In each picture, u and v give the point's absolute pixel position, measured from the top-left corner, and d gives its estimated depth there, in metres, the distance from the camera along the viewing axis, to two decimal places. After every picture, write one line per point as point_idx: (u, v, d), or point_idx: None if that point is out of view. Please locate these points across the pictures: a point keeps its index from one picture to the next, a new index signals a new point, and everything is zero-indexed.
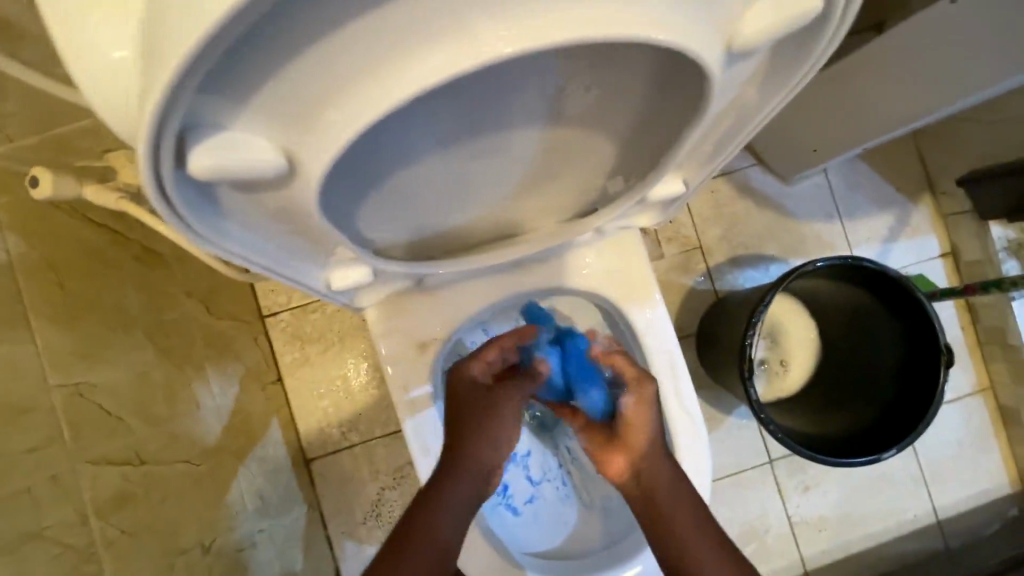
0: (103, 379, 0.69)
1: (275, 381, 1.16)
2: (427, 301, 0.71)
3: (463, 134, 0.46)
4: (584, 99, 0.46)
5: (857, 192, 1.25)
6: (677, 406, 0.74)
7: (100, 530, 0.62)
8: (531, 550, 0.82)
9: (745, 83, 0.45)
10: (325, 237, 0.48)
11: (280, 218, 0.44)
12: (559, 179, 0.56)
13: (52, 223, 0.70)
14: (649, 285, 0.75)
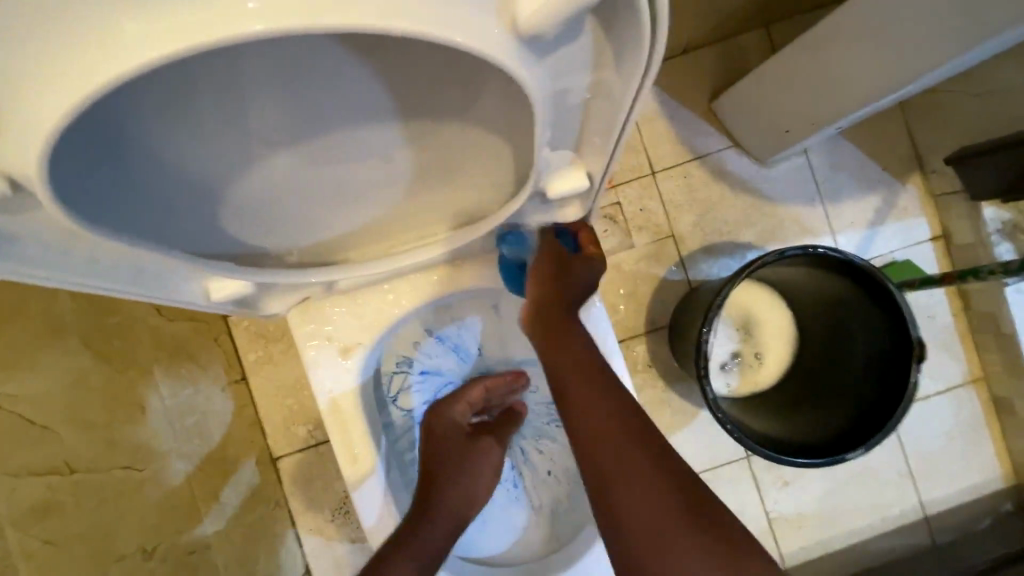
0: (28, 388, 0.68)
1: (238, 380, 1.16)
2: (350, 304, 0.70)
3: (295, 128, 0.44)
4: (424, 89, 0.42)
5: (841, 173, 1.18)
6: None
7: (18, 542, 0.61)
8: (476, 556, 0.79)
9: (587, 66, 0.40)
10: (155, 259, 0.46)
11: (86, 246, 0.43)
12: (443, 177, 0.53)
13: None
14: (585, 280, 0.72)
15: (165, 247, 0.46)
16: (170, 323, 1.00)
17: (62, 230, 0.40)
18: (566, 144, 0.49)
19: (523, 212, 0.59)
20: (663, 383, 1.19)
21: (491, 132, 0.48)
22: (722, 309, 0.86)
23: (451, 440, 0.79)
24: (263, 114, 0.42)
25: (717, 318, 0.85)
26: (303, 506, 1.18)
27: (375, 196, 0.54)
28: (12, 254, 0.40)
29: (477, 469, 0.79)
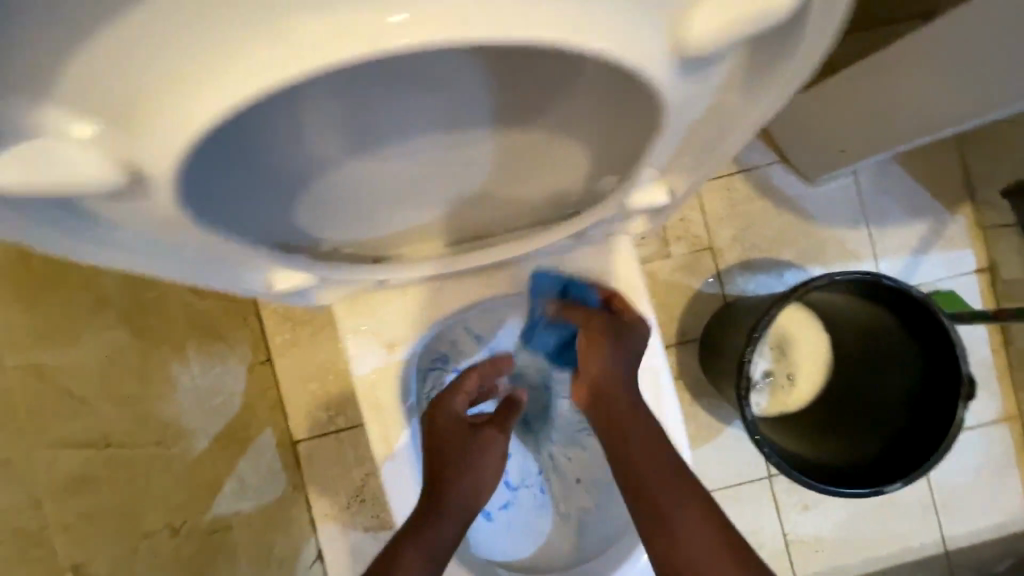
0: (70, 360, 0.69)
1: (264, 361, 1.16)
2: (397, 300, 0.69)
3: (371, 135, 0.44)
4: (543, 101, 0.44)
5: (889, 197, 1.15)
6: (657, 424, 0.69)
7: (56, 514, 0.61)
8: (502, 557, 0.80)
9: (720, 88, 0.42)
10: (214, 251, 0.47)
11: (148, 237, 0.44)
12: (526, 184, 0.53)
13: None
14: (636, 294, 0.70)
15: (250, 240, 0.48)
16: (203, 300, 1.00)
17: (132, 219, 0.41)
18: (662, 157, 0.49)
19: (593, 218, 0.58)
20: (690, 397, 1.17)
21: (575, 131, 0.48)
22: (768, 329, 0.84)
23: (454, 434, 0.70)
24: (402, 120, 0.44)
25: (762, 338, 0.83)
26: (320, 491, 1.18)
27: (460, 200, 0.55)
28: (103, 239, 0.43)
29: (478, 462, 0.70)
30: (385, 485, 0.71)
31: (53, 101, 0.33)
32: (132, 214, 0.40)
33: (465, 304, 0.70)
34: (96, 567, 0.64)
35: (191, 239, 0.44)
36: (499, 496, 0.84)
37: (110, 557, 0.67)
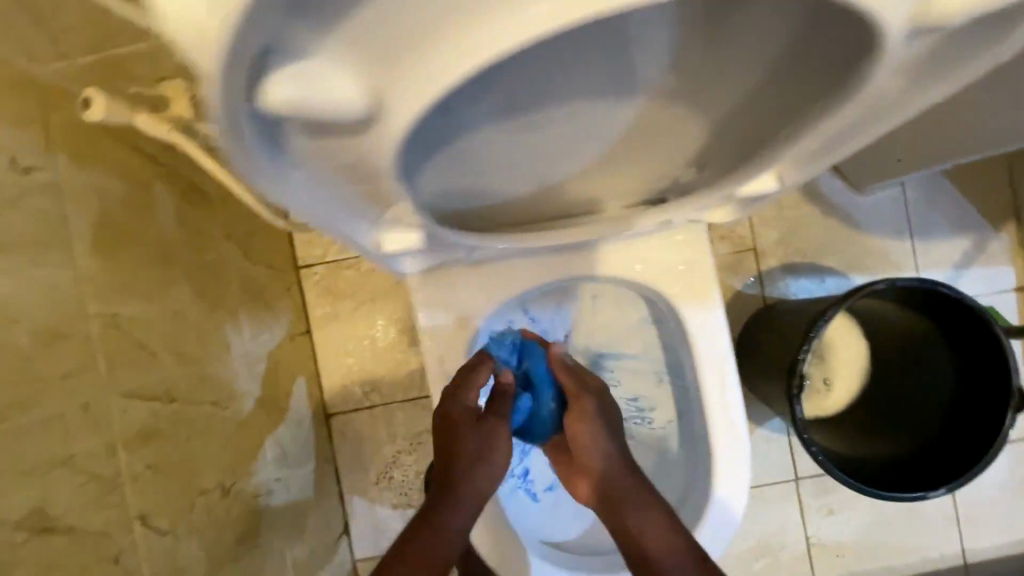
0: (142, 313, 0.69)
1: (304, 332, 1.16)
2: (473, 275, 0.70)
3: (537, 86, 0.47)
4: (700, 61, 0.48)
5: (935, 210, 1.16)
6: (722, 416, 0.70)
7: (126, 464, 0.62)
8: (548, 539, 0.81)
9: (900, 83, 0.43)
10: (378, 199, 0.47)
11: (337, 174, 0.43)
12: (637, 151, 0.58)
13: (103, 146, 0.68)
14: (708, 284, 0.70)
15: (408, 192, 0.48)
16: (254, 267, 1.00)
17: (336, 154, 0.41)
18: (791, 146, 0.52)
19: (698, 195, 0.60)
20: None
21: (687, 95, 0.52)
22: (824, 331, 0.85)
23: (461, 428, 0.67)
24: (586, 74, 0.48)
25: (818, 339, 0.84)
26: (350, 465, 1.19)
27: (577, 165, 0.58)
28: (282, 173, 0.41)
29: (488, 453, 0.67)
30: None
31: (336, 29, 0.33)
32: (340, 150, 0.41)
33: (538, 284, 0.70)
34: (158, 518, 0.65)
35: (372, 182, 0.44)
36: (544, 477, 0.85)
37: (170, 510, 0.68)
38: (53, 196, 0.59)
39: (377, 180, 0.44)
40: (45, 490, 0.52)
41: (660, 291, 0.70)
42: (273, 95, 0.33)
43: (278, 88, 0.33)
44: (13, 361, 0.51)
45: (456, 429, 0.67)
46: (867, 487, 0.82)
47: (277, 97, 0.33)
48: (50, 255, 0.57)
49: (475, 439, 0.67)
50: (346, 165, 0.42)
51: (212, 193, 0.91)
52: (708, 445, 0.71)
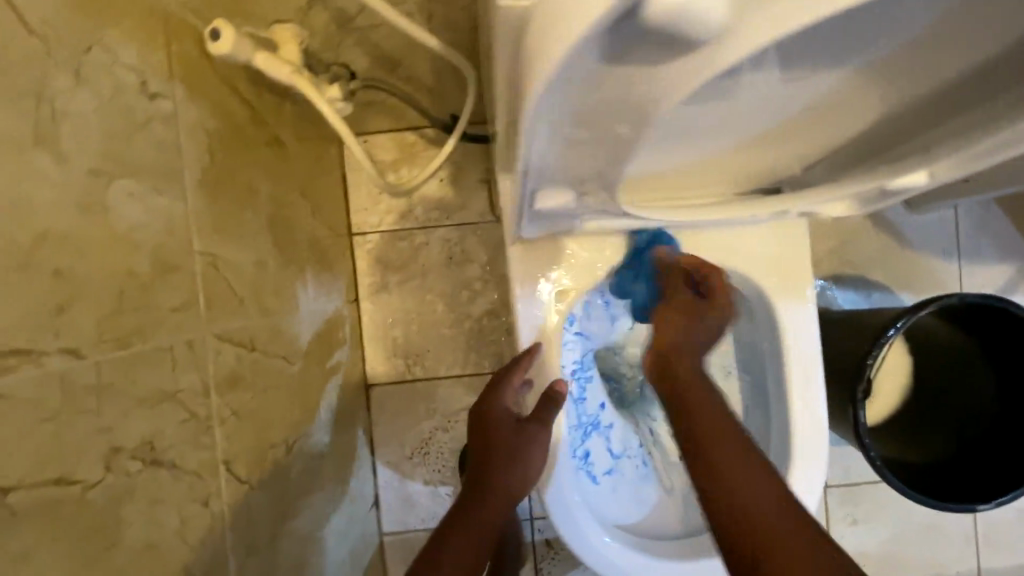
0: (234, 257, 0.68)
1: (352, 300, 1.15)
2: (575, 249, 0.76)
3: (802, 44, 0.42)
4: (975, 34, 0.43)
5: (983, 236, 1.18)
6: (803, 404, 0.74)
7: (217, 407, 0.61)
8: (612, 521, 0.82)
9: None
10: (603, 141, 0.43)
11: (602, 104, 0.38)
12: (824, 118, 0.54)
13: (213, 83, 0.66)
14: (800, 279, 0.74)
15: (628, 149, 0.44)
16: (317, 228, 0.99)
17: (626, 84, 0.35)
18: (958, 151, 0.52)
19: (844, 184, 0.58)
20: None
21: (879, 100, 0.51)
22: (893, 339, 0.86)
23: (500, 431, 0.74)
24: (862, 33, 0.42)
25: (888, 347, 0.85)
26: (385, 437, 1.18)
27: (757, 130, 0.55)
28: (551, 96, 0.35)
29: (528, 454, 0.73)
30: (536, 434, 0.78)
31: None
32: (639, 79, 0.35)
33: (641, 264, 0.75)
34: (237, 466, 0.64)
35: (624, 119, 0.39)
36: (603, 461, 0.86)
37: (248, 459, 0.67)
38: (173, 125, 0.57)
39: (631, 116, 0.39)
40: (153, 426, 0.50)
41: (754, 280, 0.74)
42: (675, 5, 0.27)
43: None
44: (137, 287, 0.50)
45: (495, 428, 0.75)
46: (922, 495, 0.86)
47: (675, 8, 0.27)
48: (169, 185, 0.56)
49: (514, 439, 0.74)
50: (624, 95, 0.37)
51: (289, 147, 0.90)
52: (786, 430, 0.74)
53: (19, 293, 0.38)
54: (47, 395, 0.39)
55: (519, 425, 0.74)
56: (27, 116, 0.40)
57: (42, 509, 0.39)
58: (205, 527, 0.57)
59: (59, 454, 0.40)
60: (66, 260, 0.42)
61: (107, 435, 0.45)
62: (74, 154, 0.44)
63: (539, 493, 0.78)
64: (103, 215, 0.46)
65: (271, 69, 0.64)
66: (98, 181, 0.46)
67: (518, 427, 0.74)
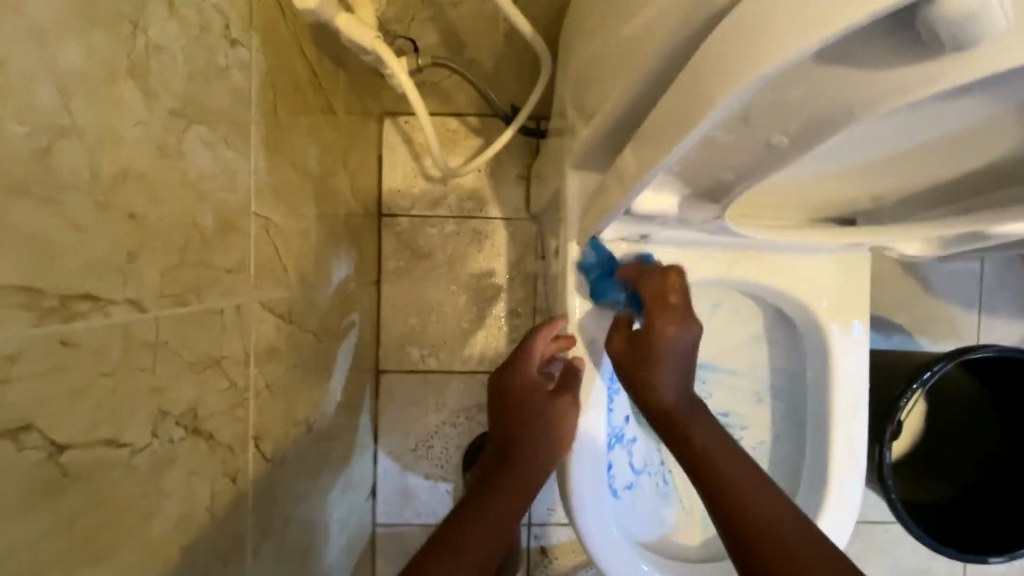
0: (283, 222, 0.65)
1: (374, 282, 1.12)
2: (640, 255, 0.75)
3: (962, 107, 0.40)
4: None
5: (1005, 292, 1.20)
6: (845, 436, 0.77)
7: (254, 378, 0.58)
8: (632, 537, 0.82)
9: None
10: (750, 146, 0.44)
11: (778, 104, 0.39)
12: (933, 177, 0.53)
13: (285, 39, 0.63)
14: (853, 311, 0.76)
15: (768, 165, 0.45)
16: (352, 204, 0.96)
17: (817, 88, 0.36)
18: None
19: (928, 225, 0.55)
20: None
21: (985, 165, 0.49)
22: (927, 384, 0.84)
23: (533, 398, 0.71)
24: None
25: (921, 392, 0.84)
26: (391, 426, 1.14)
27: (865, 176, 0.55)
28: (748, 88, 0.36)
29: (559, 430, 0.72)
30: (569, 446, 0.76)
31: None
32: (834, 87, 0.36)
33: (702, 277, 0.75)
34: (264, 443, 0.61)
35: (787, 128, 0.41)
36: (625, 476, 0.84)
37: (274, 435, 0.64)
38: (247, 76, 0.54)
39: (798, 127, 0.40)
40: (198, 392, 0.47)
41: (813, 308, 0.76)
42: (956, 8, 0.28)
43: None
44: (200, 242, 0.46)
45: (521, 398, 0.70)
46: (938, 544, 0.88)
47: (952, 11, 0.28)
48: (238, 139, 0.53)
49: (550, 409, 0.71)
50: (807, 100, 0.38)
51: (339, 117, 0.87)
52: (824, 456, 0.78)
53: (95, 234, 0.35)
54: (109, 347, 0.36)
55: (552, 393, 0.72)
56: (125, 42, 0.37)
57: (91, 473, 0.35)
58: (233, 504, 0.54)
59: (112, 414, 0.36)
60: (142, 204, 0.39)
61: (157, 397, 0.41)
62: (161, 90, 0.41)
63: (568, 512, 0.76)
64: (179, 160, 0.43)
65: (353, 33, 0.65)
66: (177, 124, 0.43)
67: (553, 397, 0.72)
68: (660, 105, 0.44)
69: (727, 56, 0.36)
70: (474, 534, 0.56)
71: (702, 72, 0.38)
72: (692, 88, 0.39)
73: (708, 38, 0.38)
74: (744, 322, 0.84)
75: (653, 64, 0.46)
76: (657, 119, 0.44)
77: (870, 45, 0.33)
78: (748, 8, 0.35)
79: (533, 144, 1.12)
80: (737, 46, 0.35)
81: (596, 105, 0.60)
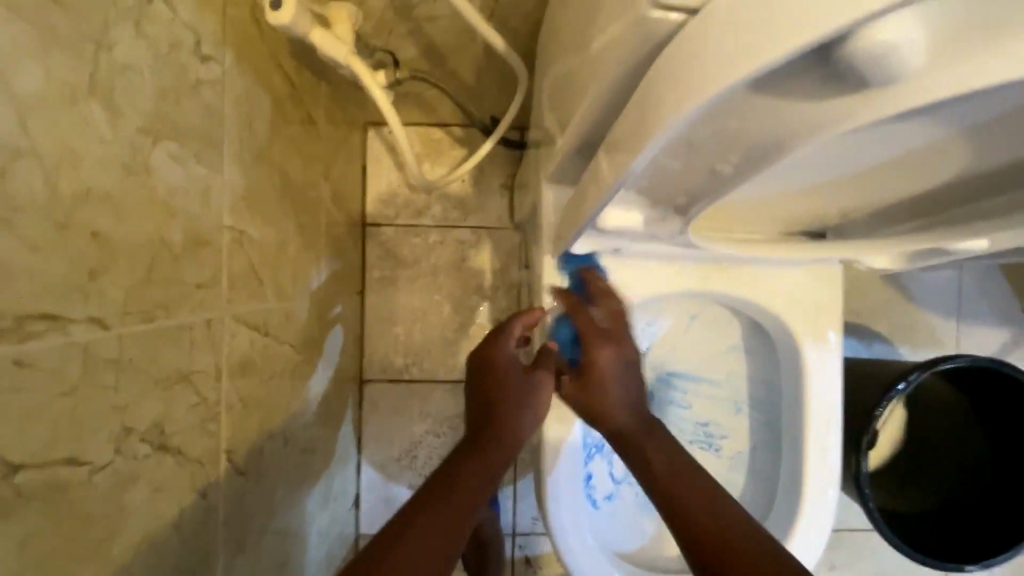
0: (258, 234, 0.65)
1: (358, 292, 1.12)
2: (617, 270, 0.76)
3: (911, 130, 0.41)
4: None
5: (985, 300, 1.21)
6: (818, 448, 0.77)
7: (227, 392, 0.58)
8: (609, 547, 0.82)
9: None
10: (700, 171, 0.45)
11: (725, 130, 0.40)
12: (893, 191, 0.54)
13: (260, 53, 0.64)
14: (824, 322, 0.77)
15: (726, 187, 0.45)
16: (334, 214, 0.96)
17: (753, 116, 0.37)
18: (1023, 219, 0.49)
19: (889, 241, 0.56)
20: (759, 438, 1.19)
21: (942, 181, 0.50)
22: (903, 392, 0.85)
23: (508, 374, 0.71)
24: (976, 129, 0.41)
25: (897, 401, 0.84)
26: (374, 435, 1.14)
27: (825, 191, 0.56)
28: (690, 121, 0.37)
29: (538, 402, 0.70)
30: (545, 458, 0.76)
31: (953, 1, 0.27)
32: (775, 116, 0.37)
33: (676, 290, 0.76)
34: (238, 457, 0.61)
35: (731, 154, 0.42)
36: (604, 486, 0.84)
37: (249, 447, 0.64)
38: (219, 91, 0.54)
39: (742, 154, 0.41)
40: (165, 407, 0.47)
41: (786, 319, 0.77)
42: (870, 47, 0.28)
43: (884, 40, 0.27)
44: (168, 256, 0.47)
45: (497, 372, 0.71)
46: (916, 552, 0.88)
47: (866, 49, 0.28)
48: (209, 152, 0.53)
49: (522, 386, 0.70)
50: (747, 129, 0.39)
51: (320, 129, 0.87)
52: (798, 468, 0.78)
53: (54, 254, 0.35)
54: (68, 367, 0.36)
55: (526, 370, 0.72)
56: (87, 64, 0.37)
57: (46, 492, 0.35)
58: (203, 519, 0.53)
59: (71, 433, 0.36)
60: (106, 223, 0.39)
61: (120, 414, 0.41)
62: (126, 108, 0.41)
63: (544, 523, 0.77)
64: (146, 178, 0.43)
65: (329, 49, 0.65)
66: (144, 141, 0.43)
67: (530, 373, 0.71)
68: (615, 128, 0.45)
69: (671, 83, 0.36)
70: (429, 533, 0.51)
71: (649, 100, 0.39)
72: (640, 117, 0.40)
73: (652, 69, 0.39)
74: (719, 334, 0.85)
75: (618, 84, 0.47)
76: (614, 141, 0.45)
77: (797, 77, 0.33)
78: (683, 42, 0.35)
79: (516, 154, 1.13)
80: (678, 77, 0.36)
81: (567, 121, 0.60)
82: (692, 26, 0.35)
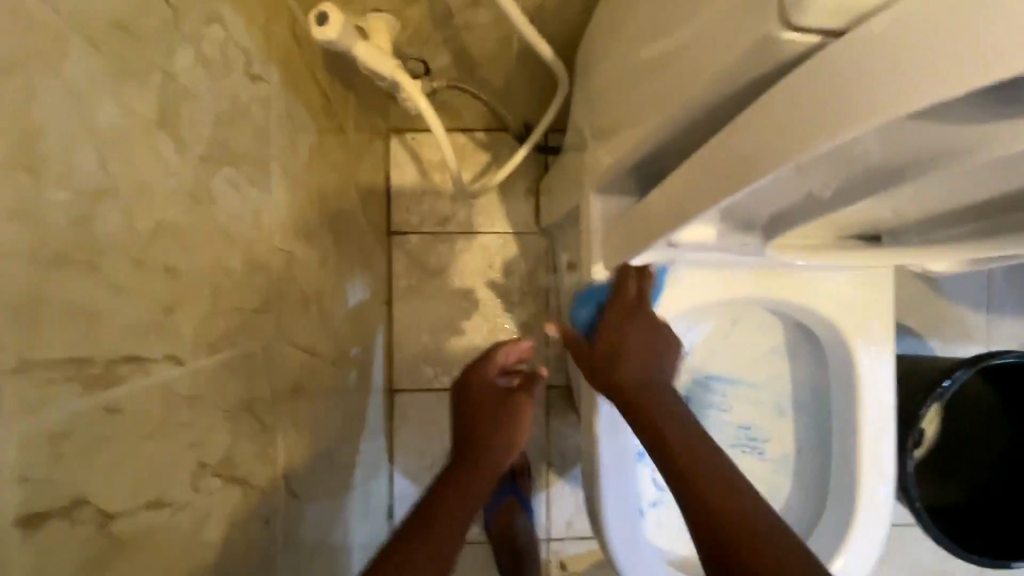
0: (303, 253, 0.64)
1: (386, 301, 1.11)
2: (670, 284, 0.75)
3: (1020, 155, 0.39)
4: None
5: (1014, 292, 1.20)
6: (873, 454, 0.76)
7: (283, 415, 0.57)
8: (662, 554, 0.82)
9: None
10: (796, 186, 0.45)
11: (840, 152, 0.38)
12: (970, 203, 0.52)
13: (300, 69, 0.63)
14: (876, 324, 0.76)
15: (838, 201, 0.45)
16: (363, 226, 0.95)
17: (880, 139, 0.35)
18: None
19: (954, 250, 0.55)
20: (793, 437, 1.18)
21: (1014, 195, 0.48)
22: (949, 391, 0.84)
23: (487, 398, 0.79)
24: None
25: (943, 400, 0.83)
26: (405, 444, 1.14)
27: (898, 201, 0.54)
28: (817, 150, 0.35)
29: (515, 426, 0.77)
30: (596, 471, 0.76)
31: None
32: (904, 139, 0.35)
33: (724, 294, 0.75)
34: (293, 480, 0.60)
35: (830, 169, 0.41)
36: (649, 494, 0.85)
37: (301, 467, 0.63)
38: (267, 109, 0.53)
39: (849, 167, 0.40)
40: (232, 440, 0.46)
41: (838, 325, 0.76)
42: None
43: None
44: (230, 282, 0.45)
45: (482, 398, 0.79)
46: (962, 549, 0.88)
47: None
48: (261, 173, 0.52)
49: (502, 407, 0.78)
50: (862, 150, 0.37)
51: (348, 136, 0.86)
52: (851, 474, 0.77)
53: (136, 294, 0.34)
54: (149, 409, 0.35)
55: (506, 394, 0.80)
56: (156, 93, 0.36)
57: (136, 540, 0.34)
58: (266, 546, 0.52)
59: (155, 475, 0.35)
60: (178, 255, 0.38)
61: (195, 450, 0.40)
62: (189, 136, 0.40)
63: (598, 534, 0.77)
64: (209, 206, 0.42)
65: (371, 61, 0.64)
66: (206, 169, 0.42)
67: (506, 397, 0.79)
68: (713, 145, 0.44)
69: (789, 114, 0.36)
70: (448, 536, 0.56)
71: (760, 124, 0.38)
72: (755, 137, 0.39)
73: (773, 94, 0.38)
74: (765, 336, 0.84)
75: (694, 95, 0.45)
76: (706, 161, 0.45)
77: (949, 109, 0.31)
78: (822, 62, 0.34)
79: (543, 159, 1.12)
80: (809, 100, 0.34)
81: (624, 129, 0.59)
82: (833, 49, 0.33)
